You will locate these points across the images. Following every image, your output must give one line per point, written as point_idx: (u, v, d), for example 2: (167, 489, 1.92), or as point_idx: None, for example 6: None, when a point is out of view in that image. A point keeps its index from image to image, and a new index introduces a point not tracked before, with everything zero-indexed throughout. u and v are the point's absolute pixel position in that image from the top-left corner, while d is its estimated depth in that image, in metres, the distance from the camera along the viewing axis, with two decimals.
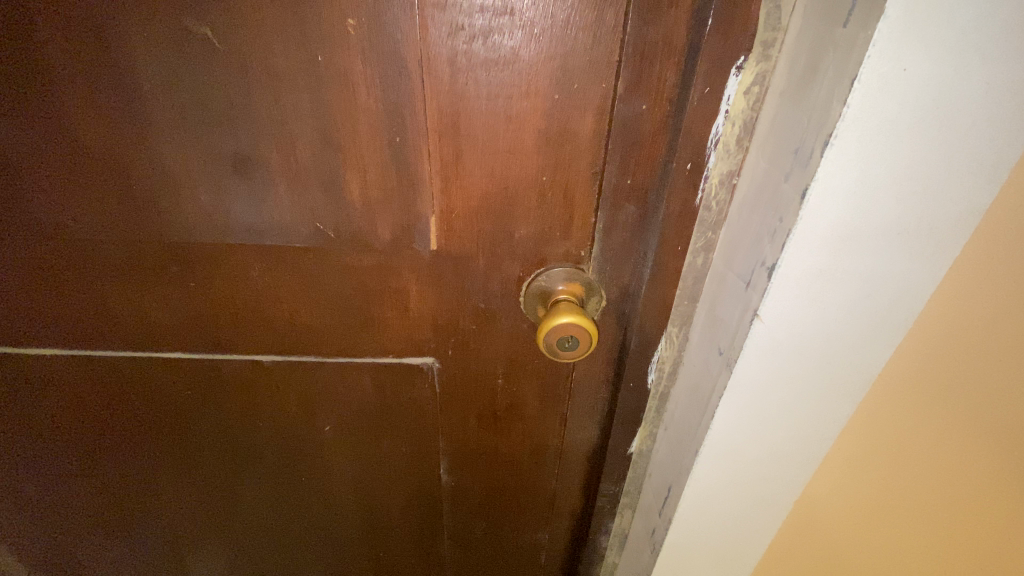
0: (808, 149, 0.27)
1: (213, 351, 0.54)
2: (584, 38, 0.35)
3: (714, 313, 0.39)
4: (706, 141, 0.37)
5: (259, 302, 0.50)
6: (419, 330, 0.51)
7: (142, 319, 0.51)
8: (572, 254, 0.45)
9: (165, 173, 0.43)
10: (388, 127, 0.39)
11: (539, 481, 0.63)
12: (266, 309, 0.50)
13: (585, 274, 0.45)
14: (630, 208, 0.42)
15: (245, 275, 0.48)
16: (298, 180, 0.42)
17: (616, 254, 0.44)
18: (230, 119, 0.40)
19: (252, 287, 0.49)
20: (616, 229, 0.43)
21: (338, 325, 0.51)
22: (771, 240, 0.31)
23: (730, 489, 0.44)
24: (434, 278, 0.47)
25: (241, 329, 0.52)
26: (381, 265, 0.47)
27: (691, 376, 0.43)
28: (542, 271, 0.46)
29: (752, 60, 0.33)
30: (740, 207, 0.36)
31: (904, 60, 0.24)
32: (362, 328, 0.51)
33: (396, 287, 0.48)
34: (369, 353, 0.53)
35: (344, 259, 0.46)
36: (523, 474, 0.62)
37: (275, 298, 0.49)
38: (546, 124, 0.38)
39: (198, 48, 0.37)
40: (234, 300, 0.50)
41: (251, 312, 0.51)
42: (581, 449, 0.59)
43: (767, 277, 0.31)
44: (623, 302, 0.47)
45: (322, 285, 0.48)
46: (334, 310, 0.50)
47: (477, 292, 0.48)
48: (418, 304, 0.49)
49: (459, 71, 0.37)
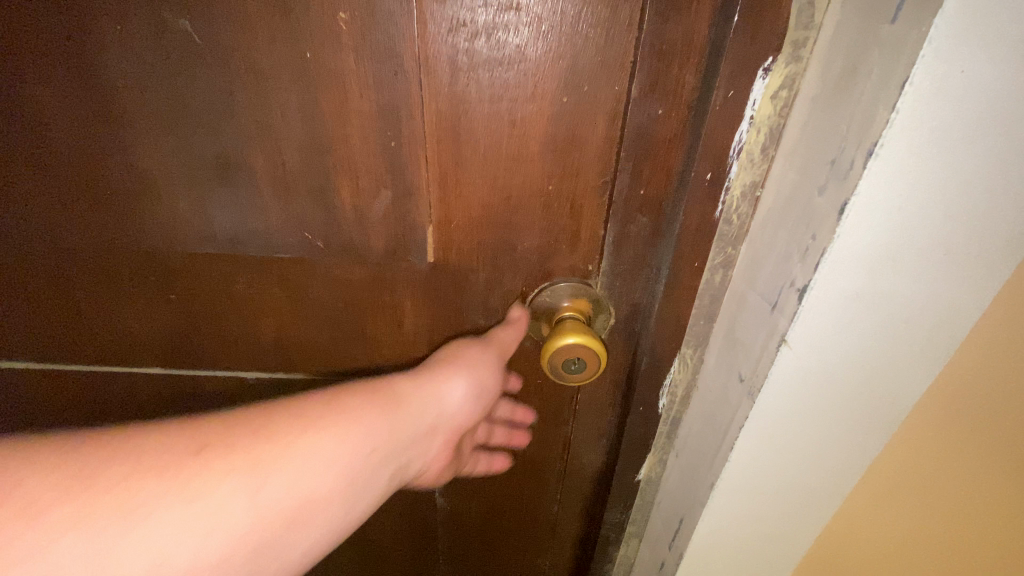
0: (847, 160, 0.24)
1: (197, 365, 0.52)
2: (595, 37, 0.32)
3: (734, 336, 0.36)
4: (728, 149, 0.33)
5: (245, 316, 0.48)
6: (416, 347, 0.49)
7: (119, 327, 0.49)
8: (579, 268, 0.42)
9: (143, 178, 0.40)
10: (383, 130, 0.36)
11: (540, 506, 0.59)
12: (253, 323, 0.48)
13: (594, 290, 0.42)
14: (643, 221, 0.39)
15: (230, 287, 0.46)
16: (285, 187, 0.39)
17: (627, 269, 0.41)
18: (213, 120, 0.37)
19: (236, 299, 0.46)
20: (627, 243, 0.40)
21: (327, 340, 0.49)
22: (802, 260, 0.28)
23: (748, 524, 0.40)
24: (430, 292, 0.45)
25: (224, 343, 0.50)
26: (374, 277, 0.44)
27: (707, 403, 0.40)
28: (547, 286, 0.43)
29: (782, 62, 0.30)
30: (764, 222, 0.33)
31: (960, 61, 0.21)
32: (354, 344, 0.49)
33: (390, 301, 0.45)
34: (359, 370, 0.51)
35: (334, 270, 0.43)
36: (523, 498, 0.59)
37: (261, 312, 0.47)
38: (553, 129, 0.36)
39: (178, 42, 0.34)
40: (217, 314, 0.48)
41: (236, 326, 0.48)
42: (585, 473, 0.56)
43: (796, 300, 0.28)
44: (634, 320, 0.44)
45: (311, 300, 0.46)
46: (323, 325, 0.47)
47: (477, 308, 0.45)
48: (414, 320, 0.47)
49: (459, 71, 0.34)
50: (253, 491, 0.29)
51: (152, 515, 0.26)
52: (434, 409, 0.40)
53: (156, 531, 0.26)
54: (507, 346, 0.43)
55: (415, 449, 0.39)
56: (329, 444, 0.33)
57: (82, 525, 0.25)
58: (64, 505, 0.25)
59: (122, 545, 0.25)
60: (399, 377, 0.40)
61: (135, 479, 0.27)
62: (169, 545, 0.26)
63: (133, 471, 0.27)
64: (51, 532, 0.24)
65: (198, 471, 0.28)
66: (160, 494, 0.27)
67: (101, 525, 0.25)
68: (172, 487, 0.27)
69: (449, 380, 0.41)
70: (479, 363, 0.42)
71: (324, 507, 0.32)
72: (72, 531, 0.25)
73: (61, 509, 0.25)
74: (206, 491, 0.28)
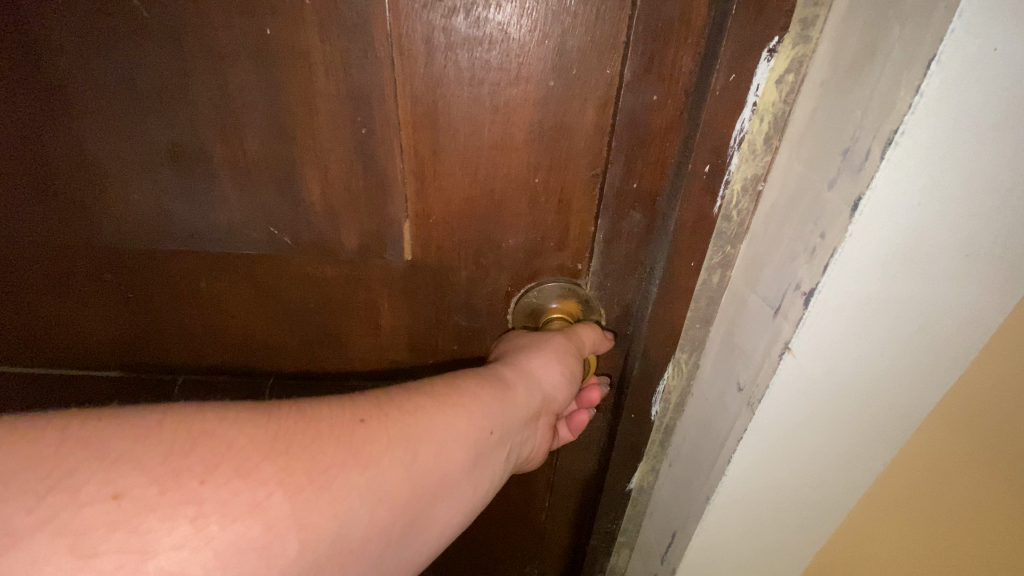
0: (863, 150, 0.22)
1: (162, 370, 0.49)
2: (585, 14, 0.29)
3: (732, 341, 0.33)
4: (729, 138, 0.31)
5: (211, 317, 0.45)
6: (395, 350, 0.47)
7: (82, 332, 0.46)
8: (567, 266, 0.40)
9: (91, 167, 0.36)
10: (353, 116, 0.33)
11: (527, 514, 0.57)
12: (221, 324, 0.45)
13: (583, 291, 0.40)
14: (637, 216, 0.36)
15: (193, 286, 0.43)
16: (249, 179, 0.36)
17: (617, 268, 0.39)
18: (165, 104, 0.34)
19: (201, 300, 0.44)
20: (619, 241, 0.38)
21: (299, 341, 0.46)
22: (808, 261, 0.25)
23: (744, 539, 0.38)
24: (408, 291, 0.42)
25: (190, 346, 0.47)
26: (350, 276, 0.41)
27: (702, 411, 0.38)
28: (534, 286, 0.41)
29: (789, 43, 0.28)
30: (767, 219, 0.30)
31: (994, 37, 0.19)
32: (330, 345, 0.47)
33: (367, 301, 0.43)
34: (336, 374, 0.49)
35: (306, 268, 0.41)
36: (510, 507, 0.56)
37: (227, 312, 0.45)
38: (539, 116, 0.33)
39: (121, 15, 0.31)
40: (182, 316, 0.45)
41: (200, 329, 0.46)
42: (573, 480, 0.53)
43: (802, 305, 0.26)
44: (625, 322, 0.42)
45: (281, 300, 0.43)
46: (295, 326, 0.45)
47: (460, 308, 0.43)
48: (390, 321, 0.44)
49: (436, 51, 0.31)
50: (413, 460, 0.29)
51: (337, 479, 0.26)
52: (547, 394, 0.38)
53: (343, 498, 0.26)
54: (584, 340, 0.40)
55: (525, 431, 0.37)
56: (462, 425, 0.32)
57: (288, 482, 0.24)
58: (270, 465, 0.24)
59: (319, 508, 0.25)
60: (509, 361, 0.38)
61: (320, 447, 0.26)
62: (348, 514, 0.26)
63: (316, 438, 0.26)
64: (261, 488, 0.23)
65: (367, 440, 0.28)
66: (340, 463, 0.26)
67: (301, 485, 0.24)
68: (350, 456, 0.27)
69: (546, 365, 0.37)
70: (567, 352, 0.38)
71: (461, 482, 0.32)
72: (280, 487, 0.24)
73: (270, 466, 0.24)
74: (375, 459, 0.27)
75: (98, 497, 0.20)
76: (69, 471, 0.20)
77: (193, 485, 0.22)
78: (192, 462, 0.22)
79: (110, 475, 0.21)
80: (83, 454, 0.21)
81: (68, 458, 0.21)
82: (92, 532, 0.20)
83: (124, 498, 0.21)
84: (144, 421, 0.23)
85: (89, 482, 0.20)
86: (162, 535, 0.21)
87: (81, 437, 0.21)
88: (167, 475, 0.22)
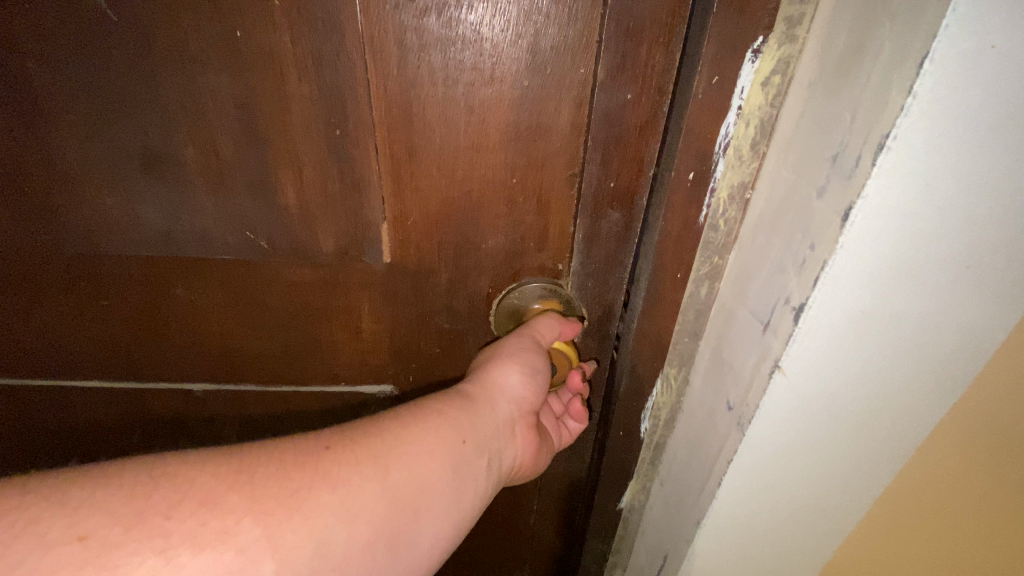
0: (853, 156, 0.20)
1: (139, 364, 0.47)
2: (558, 13, 0.28)
3: (721, 356, 0.32)
4: (714, 146, 0.30)
5: (189, 325, 0.44)
6: (376, 355, 0.45)
7: (58, 341, 0.45)
8: (548, 267, 0.38)
9: (64, 174, 0.35)
10: (327, 118, 0.32)
11: (516, 524, 0.55)
12: (199, 331, 0.44)
13: (564, 291, 0.39)
14: (615, 216, 0.35)
15: (168, 292, 0.42)
16: (223, 184, 0.35)
17: (597, 268, 0.38)
18: (135, 109, 0.33)
19: (177, 305, 0.42)
20: (598, 241, 0.37)
21: (282, 349, 0.45)
22: (798, 273, 0.24)
23: (738, 565, 0.36)
24: (388, 295, 0.41)
25: (168, 354, 0.46)
26: (327, 280, 0.40)
27: (692, 430, 0.36)
28: (515, 286, 0.40)
29: (773, 43, 0.26)
30: (755, 228, 0.29)
31: (992, 33, 0.17)
32: (309, 352, 0.45)
33: (346, 306, 0.42)
34: (318, 382, 0.48)
35: (283, 272, 0.40)
36: (498, 517, 0.55)
37: (206, 319, 0.43)
38: (515, 117, 0.32)
39: (89, 19, 0.30)
40: (159, 322, 0.44)
41: (178, 336, 0.44)
42: (562, 488, 0.52)
43: (792, 320, 0.24)
44: (607, 323, 0.41)
45: (260, 305, 0.42)
46: (273, 333, 0.44)
47: (441, 311, 0.42)
48: (371, 326, 0.43)
49: (409, 52, 0.30)
50: (383, 476, 0.29)
51: (308, 500, 0.26)
52: (511, 404, 0.38)
53: (316, 518, 0.26)
54: (547, 337, 0.39)
55: (502, 436, 0.37)
56: (428, 439, 0.32)
57: (257, 508, 0.25)
58: (234, 494, 0.25)
59: (292, 527, 0.25)
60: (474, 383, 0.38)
61: (286, 474, 0.27)
62: (324, 530, 0.26)
63: (281, 467, 0.27)
64: (229, 516, 0.24)
65: (334, 463, 0.28)
66: (309, 484, 0.27)
67: (271, 510, 0.25)
68: (319, 479, 0.27)
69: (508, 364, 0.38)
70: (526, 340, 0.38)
71: (443, 492, 0.31)
72: (250, 513, 0.24)
73: (235, 496, 0.25)
74: (344, 479, 0.28)
75: (62, 539, 0.21)
76: (33, 519, 0.21)
77: (157, 521, 0.23)
78: (154, 501, 0.23)
79: (75, 519, 0.22)
80: (43, 504, 0.22)
81: (34, 508, 0.21)
82: (57, 574, 0.20)
83: (89, 539, 0.21)
84: (106, 471, 0.24)
85: (56, 525, 0.21)
86: (131, 568, 0.21)
87: (46, 492, 0.22)
88: (130, 515, 0.22)
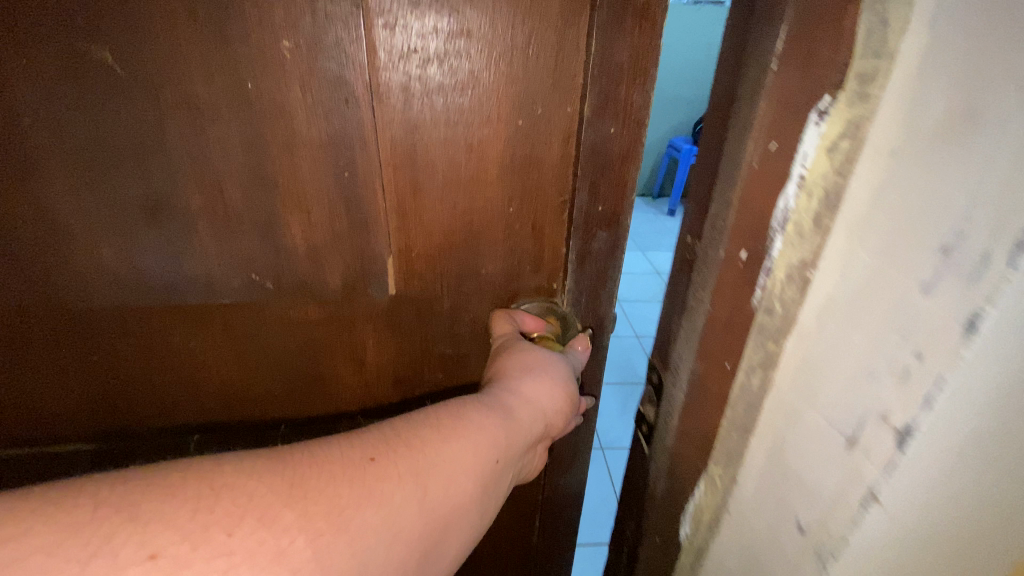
0: (975, 251, 0.16)
1: (107, 393, 0.39)
2: (545, 59, 0.29)
3: (783, 459, 0.26)
4: (770, 221, 0.25)
5: (184, 374, 0.39)
6: (381, 388, 0.42)
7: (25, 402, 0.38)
8: (544, 287, 0.37)
9: (52, 225, 0.31)
10: (335, 162, 0.30)
11: (529, 561, 0.52)
12: (194, 383, 0.39)
13: (560, 308, 0.37)
14: (603, 234, 0.35)
15: (163, 338, 0.37)
16: (229, 227, 0.32)
17: (592, 284, 0.37)
18: (139, 159, 0.30)
19: (171, 344, 0.37)
20: (590, 260, 0.36)
21: (283, 390, 0.41)
22: (899, 386, 0.19)
23: None
24: (392, 326, 0.38)
25: (151, 399, 0.39)
26: (332, 317, 0.37)
27: (750, 542, 0.29)
28: (512, 308, 0.37)
29: (842, 103, 0.21)
30: (818, 313, 0.24)
31: None
32: (314, 392, 0.41)
33: (350, 341, 0.39)
34: (319, 424, 0.43)
35: (287, 312, 0.36)
36: (510, 556, 0.52)
37: (203, 366, 0.39)
38: (510, 151, 0.31)
39: (91, 74, 0.27)
40: (148, 367, 0.38)
41: (170, 384, 0.39)
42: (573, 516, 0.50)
43: (897, 443, 0.19)
44: (600, 339, 0.39)
45: (266, 346, 0.38)
46: (276, 377, 0.40)
47: (442, 337, 0.39)
48: (376, 357, 0.40)
49: (413, 97, 0.29)
50: (426, 493, 0.24)
51: (355, 517, 0.22)
52: (550, 421, 0.32)
53: (364, 536, 0.22)
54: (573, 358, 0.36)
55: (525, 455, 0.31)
56: (474, 449, 0.26)
57: (308, 526, 0.21)
58: (290, 511, 0.21)
59: (338, 547, 0.21)
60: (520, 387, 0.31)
61: (335, 488, 0.22)
62: (367, 553, 0.21)
63: (330, 476, 0.22)
64: (284, 534, 0.20)
65: (379, 478, 0.23)
66: (356, 501, 0.22)
67: (320, 529, 0.21)
68: (365, 495, 0.22)
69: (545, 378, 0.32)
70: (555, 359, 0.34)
71: (481, 510, 0.27)
72: (302, 531, 0.20)
73: (290, 512, 0.21)
74: (389, 493, 0.23)
75: (135, 559, 0.18)
76: (107, 536, 0.18)
77: (221, 539, 0.19)
78: (219, 513, 0.20)
79: (147, 534, 0.18)
80: (118, 518, 0.18)
81: (104, 522, 0.18)
82: None
83: (161, 557, 0.18)
84: None
85: (127, 543, 0.18)
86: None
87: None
88: (199, 530, 0.19)
